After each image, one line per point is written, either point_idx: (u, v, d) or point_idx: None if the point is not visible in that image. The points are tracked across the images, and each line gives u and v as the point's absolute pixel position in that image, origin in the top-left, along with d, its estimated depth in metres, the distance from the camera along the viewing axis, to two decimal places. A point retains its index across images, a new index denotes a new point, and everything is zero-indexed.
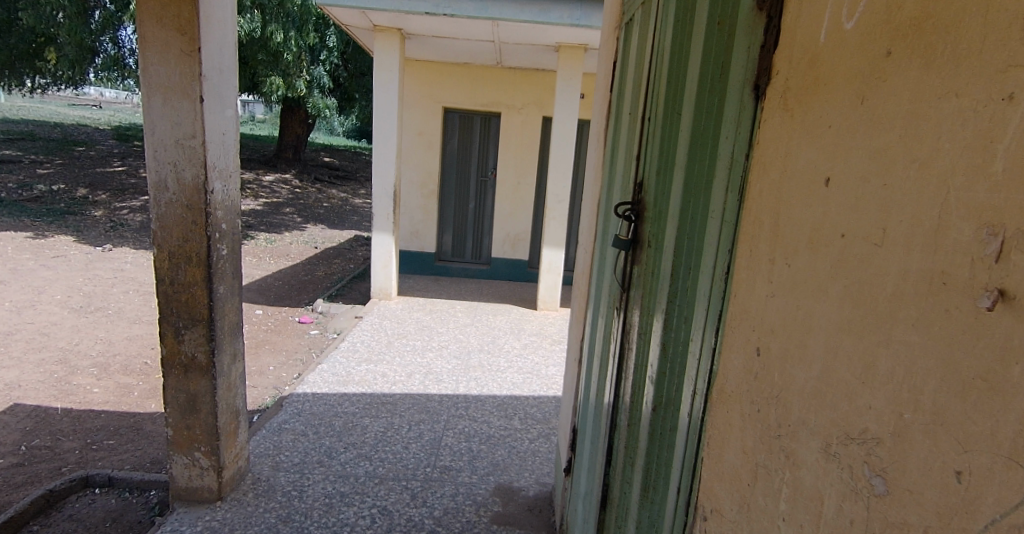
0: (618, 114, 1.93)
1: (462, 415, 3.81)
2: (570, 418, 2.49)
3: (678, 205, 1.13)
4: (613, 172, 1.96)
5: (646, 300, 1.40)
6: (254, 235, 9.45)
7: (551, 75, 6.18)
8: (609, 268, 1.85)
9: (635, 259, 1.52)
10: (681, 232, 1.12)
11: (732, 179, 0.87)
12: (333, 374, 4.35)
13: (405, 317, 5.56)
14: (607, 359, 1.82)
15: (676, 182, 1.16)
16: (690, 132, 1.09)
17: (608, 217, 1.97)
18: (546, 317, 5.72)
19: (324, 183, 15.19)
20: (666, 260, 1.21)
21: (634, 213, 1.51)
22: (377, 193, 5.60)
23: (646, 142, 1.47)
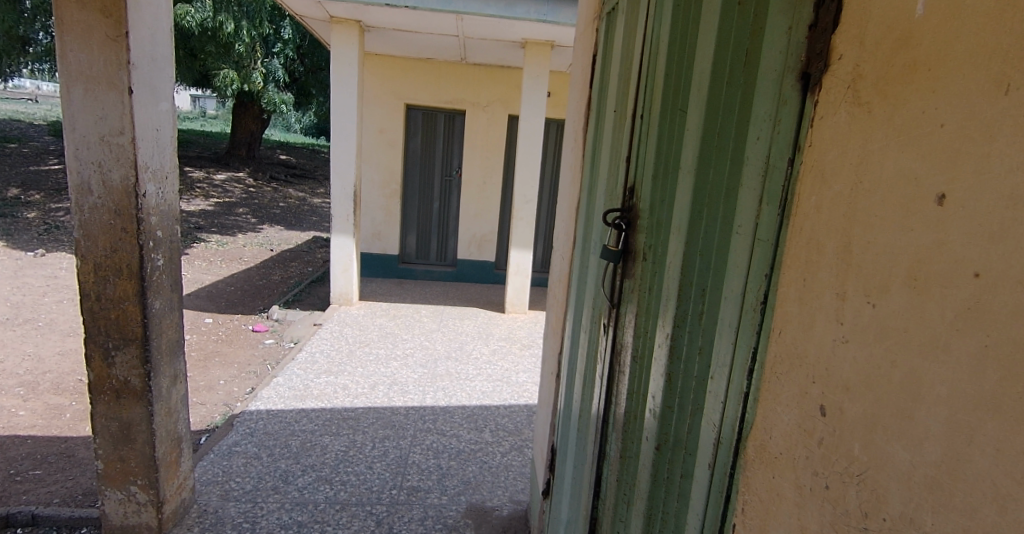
0: (601, 112, 1.77)
1: (430, 429, 3.59)
2: (547, 436, 2.32)
3: (685, 217, 0.98)
4: (595, 175, 1.81)
5: (642, 321, 1.24)
6: (204, 237, 8.96)
7: (517, 71, 6.01)
8: (593, 279, 1.69)
9: (627, 272, 1.37)
10: (690, 247, 0.96)
11: (768, 189, 0.72)
12: (290, 388, 4.07)
13: (367, 323, 5.30)
14: (593, 379, 1.67)
15: (682, 189, 1.01)
16: (700, 132, 0.94)
17: (589, 223, 1.82)
18: (515, 320, 5.55)
19: (281, 181, 14.63)
20: (669, 279, 1.06)
21: (625, 222, 1.36)
22: (336, 194, 5.32)
23: (639, 142, 1.32)
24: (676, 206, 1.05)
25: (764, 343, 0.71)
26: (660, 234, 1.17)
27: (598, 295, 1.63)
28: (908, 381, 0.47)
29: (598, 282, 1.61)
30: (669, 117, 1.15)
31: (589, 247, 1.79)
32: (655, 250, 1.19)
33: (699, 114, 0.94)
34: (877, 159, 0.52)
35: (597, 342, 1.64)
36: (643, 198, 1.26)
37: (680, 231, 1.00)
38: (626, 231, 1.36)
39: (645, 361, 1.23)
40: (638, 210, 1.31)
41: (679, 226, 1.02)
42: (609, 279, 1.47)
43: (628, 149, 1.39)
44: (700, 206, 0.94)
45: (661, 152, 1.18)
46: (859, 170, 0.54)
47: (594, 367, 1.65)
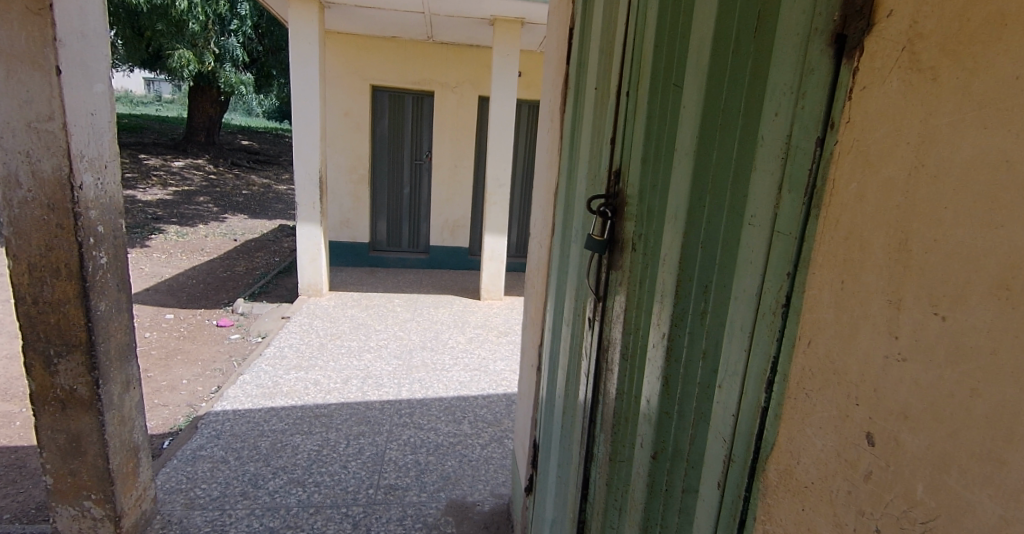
0: (579, 92, 1.67)
1: (406, 423, 3.47)
2: (529, 431, 2.23)
3: (684, 204, 0.89)
4: (574, 159, 1.70)
5: (632, 317, 1.15)
6: (164, 228, 8.58)
7: (485, 51, 5.83)
8: (575, 270, 1.59)
9: (613, 264, 1.27)
10: (692, 237, 0.88)
11: (789, 175, 0.63)
12: (258, 385, 3.87)
13: (337, 315, 5.12)
14: (575, 376, 1.58)
15: (678, 174, 0.92)
16: (701, 109, 0.85)
17: (569, 210, 1.72)
18: (491, 307, 5.44)
19: (244, 168, 14.13)
20: (664, 272, 0.96)
21: (612, 209, 1.26)
22: (301, 181, 5.09)
23: (624, 122, 1.22)
24: (672, 191, 0.95)
25: (785, 350, 0.62)
26: (654, 223, 1.08)
27: (580, 287, 1.54)
28: (1000, 412, 0.40)
29: (581, 274, 1.51)
30: (661, 95, 1.05)
31: (570, 236, 1.69)
32: (647, 240, 1.10)
33: (699, 90, 0.85)
34: (947, 136, 0.44)
35: (579, 337, 1.54)
36: (631, 183, 1.17)
37: (678, 220, 0.91)
38: (613, 219, 1.26)
39: (636, 360, 1.14)
40: (625, 196, 1.21)
41: (674, 214, 0.93)
42: (593, 271, 1.37)
43: (612, 130, 1.29)
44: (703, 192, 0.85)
45: (651, 132, 1.08)
46: (919, 152, 0.46)
47: (577, 363, 1.56)
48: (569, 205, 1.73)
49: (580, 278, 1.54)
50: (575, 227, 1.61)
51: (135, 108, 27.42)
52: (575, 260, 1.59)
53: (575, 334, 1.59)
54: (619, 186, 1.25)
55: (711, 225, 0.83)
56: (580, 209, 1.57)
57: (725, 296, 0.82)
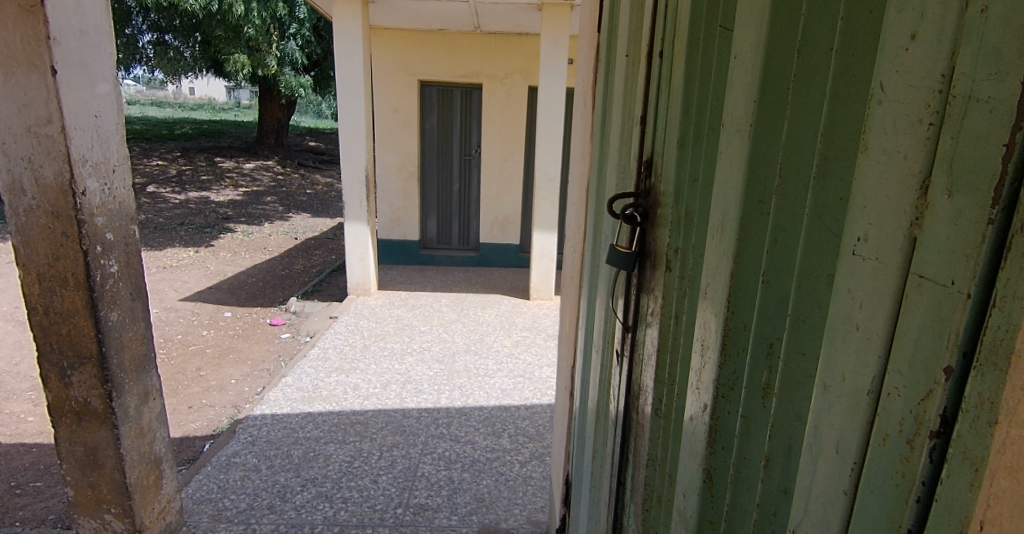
0: (611, 63, 1.35)
1: (442, 435, 3.13)
2: (563, 466, 1.92)
3: (736, 210, 0.64)
4: (606, 146, 1.38)
5: (665, 364, 0.85)
6: (232, 227, 8.80)
7: (535, 39, 5.49)
8: (604, 287, 1.29)
9: (643, 284, 0.96)
10: (750, 263, 0.63)
11: (956, 187, 0.40)
12: (298, 389, 3.60)
13: (383, 315, 4.77)
14: (605, 420, 1.27)
15: (725, 167, 0.67)
16: (759, 75, 0.61)
17: (600, 209, 1.42)
18: (540, 308, 5.12)
19: (310, 168, 14.45)
20: (707, 307, 0.70)
21: (641, 212, 0.95)
22: (348, 179, 4.86)
23: (653, 95, 0.91)
24: (715, 191, 0.70)
25: (966, 499, 0.40)
26: (693, 232, 0.77)
27: (608, 309, 1.24)
28: None
29: (607, 289, 1.26)
30: (703, 50, 0.74)
31: (600, 242, 1.39)
32: (683, 255, 0.80)
33: (762, 43, 0.60)
34: None
35: (608, 371, 1.25)
36: (662, 177, 0.88)
37: (727, 233, 0.65)
38: (644, 225, 0.95)
39: (669, 422, 0.84)
40: (658, 195, 0.89)
41: (719, 225, 0.68)
42: (620, 291, 1.07)
43: (642, 103, 0.97)
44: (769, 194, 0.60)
45: (687, 103, 0.77)
46: None
47: (606, 404, 1.26)
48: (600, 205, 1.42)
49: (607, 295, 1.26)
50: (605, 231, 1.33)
51: (215, 115, 28.79)
52: (603, 273, 1.32)
53: (604, 367, 1.29)
54: (651, 179, 0.93)
55: (779, 244, 0.58)
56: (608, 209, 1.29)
57: (802, 356, 0.57)
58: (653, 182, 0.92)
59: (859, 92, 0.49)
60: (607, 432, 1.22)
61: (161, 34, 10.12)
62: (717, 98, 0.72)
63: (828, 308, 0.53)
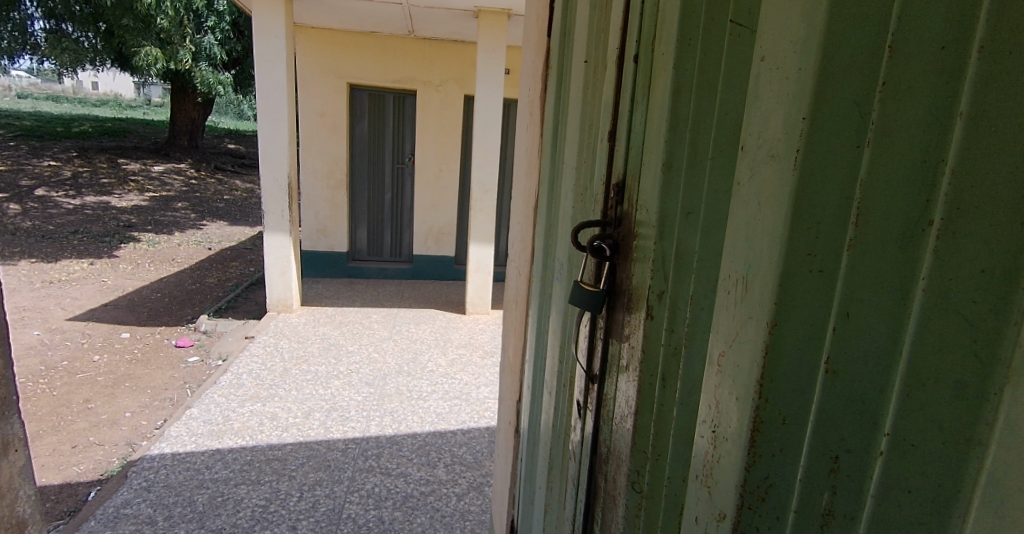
0: (563, 67, 1.20)
1: (372, 469, 2.86)
2: (507, 509, 1.74)
3: (775, 261, 0.51)
4: (558, 160, 1.23)
5: (647, 430, 0.72)
6: (136, 235, 7.99)
7: (472, 46, 5.32)
8: (559, 321, 1.16)
9: (613, 330, 0.82)
10: (792, 327, 0.51)
11: None
12: (206, 422, 3.22)
13: (307, 334, 4.39)
14: (560, 475, 1.12)
15: (754, 203, 0.54)
16: (799, 88, 0.48)
17: (551, 229, 1.27)
18: (476, 323, 4.90)
19: (227, 172, 13.51)
20: (725, 376, 0.57)
21: (611, 245, 0.80)
22: (268, 185, 4.46)
23: (627, 106, 0.77)
24: (734, 230, 0.57)
25: None
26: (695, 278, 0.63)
27: (564, 346, 1.11)
28: None
29: (563, 325, 1.12)
30: (708, 51, 0.61)
31: (552, 268, 1.25)
32: (677, 305, 0.65)
33: (808, 46, 0.47)
34: None
35: (564, 418, 1.10)
36: (639, 205, 0.74)
37: (760, 289, 0.52)
38: (615, 260, 0.81)
39: (654, 504, 0.71)
40: (636, 227, 0.74)
41: (744, 277, 0.55)
42: (582, 334, 0.91)
43: (612, 114, 0.82)
44: (826, 242, 0.48)
45: (684, 118, 0.63)
46: None
47: (561, 457, 1.11)
48: (552, 227, 1.27)
49: (564, 329, 1.12)
50: (559, 258, 1.19)
51: (121, 112, 26.55)
52: (557, 305, 1.17)
53: (558, 412, 1.15)
54: (625, 204, 0.78)
55: (856, 321, 0.47)
56: (564, 234, 1.15)
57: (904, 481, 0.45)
58: (626, 208, 0.78)
59: (1008, 127, 0.38)
60: (563, 486, 1.09)
61: (55, 22, 9.10)
62: (732, 112, 0.59)
63: (948, 397, 0.42)
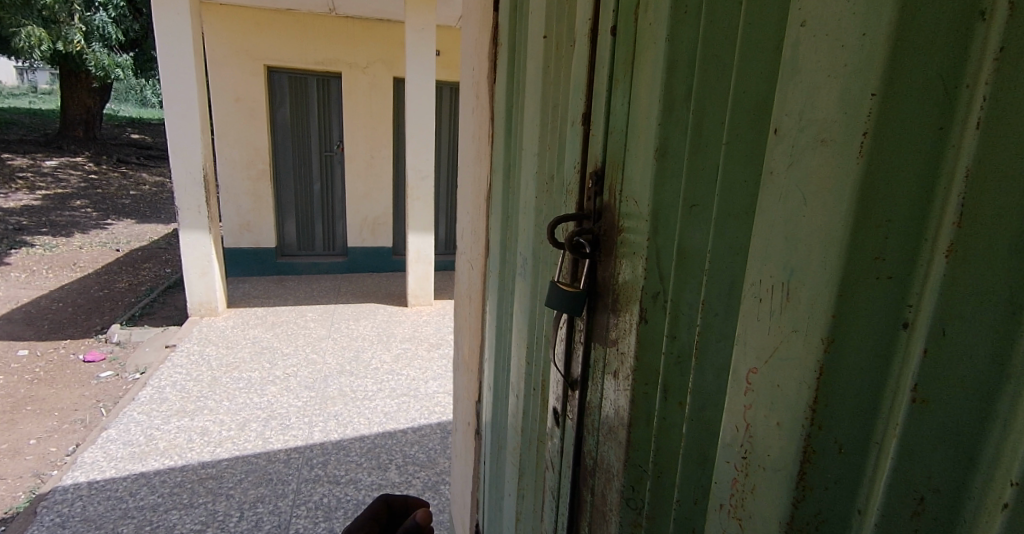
0: (514, 50, 1.12)
1: (319, 478, 2.70)
2: (470, 515, 1.66)
3: (832, 268, 0.43)
4: (515, 149, 1.15)
5: (643, 443, 0.66)
6: (29, 238, 7.18)
7: (399, 27, 5.07)
8: (523, 320, 1.08)
9: (595, 334, 0.76)
10: (851, 344, 0.43)
11: None
12: (127, 444, 2.93)
13: (236, 338, 4.10)
14: (534, 489, 1.05)
15: (793, 198, 0.47)
16: (860, 61, 0.40)
17: (510, 223, 1.18)
18: (419, 315, 4.75)
19: (133, 165, 12.42)
20: (759, 396, 0.50)
21: (591, 240, 0.74)
22: (180, 179, 4.10)
23: (607, 91, 0.72)
24: (767, 231, 0.49)
25: None
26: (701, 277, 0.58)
27: (531, 349, 1.04)
28: None
29: (529, 329, 1.04)
30: (709, 28, 0.56)
31: (512, 264, 1.17)
32: (678, 307, 0.60)
33: (875, 7, 0.39)
34: None
35: (537, 426, 1.03)
36: (624, 198, 0.68)
37: (813, 301, 0.45)
38: (595, 256, 0.74)
39: (657, 527, 0.65)
40: (620, 220, 0.69)
41: (785, 285, 0.47)
42: (559, 337, 0.85)
43: (586, 99, 0.76)
44: (899, 246, 0.40)
45: (682, 102, 0.59)
46: None
47: (533, 467, 1.05)
48: (509, 221, 1.19)
49: (529, 330, 1.05)
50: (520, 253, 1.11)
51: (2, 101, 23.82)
52: (519, 304, 1.10)
53: (529, 421, 1.07)
54: (605, 195, 0.73)
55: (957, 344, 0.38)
56: (524, 228, 1.06)
57: None
58: (608, 200, 0.72)
59: None
60: (538, 499, 1.02)
61: None
62: (754, 94, 0.52)
63: None
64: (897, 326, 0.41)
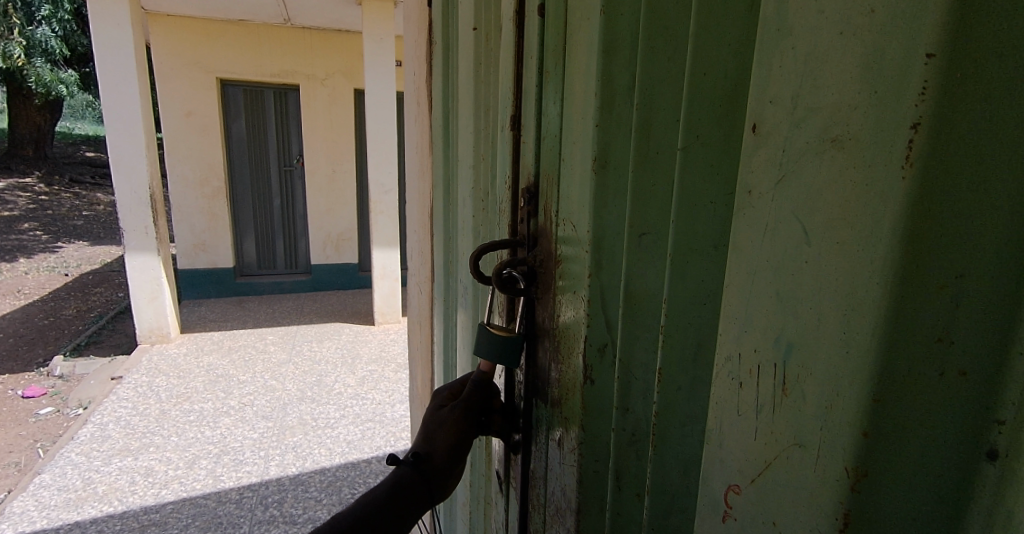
0: (446, 56, 1.00)
1: (273, 519, 2.48)
2: None
3: (868, 356, 0.32)
4: (452, 163, 1.00)
5: (600, 485, 0.63)
6: None
7: (356, 36, 4.90)
8: (466, 359, 0.97)
9: (540, 365, 0.73)
10: (894, 450, 0.33)
11: None
12: (61, 490, 2.68)
13: (188, 366, 3.85)
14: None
15: (789, 251, 0.37)
16: (885, 76, 0.30)
17: (451, 245, 1.04)
18: (386, 334, 4.55)
19: (87, 185, 11.89)
20: (761, 500, 0.41)
21: (525, 273, 0.71)
22: (123, 200, 3.85)
23: (543, 110, 0.67)
24: (764, 289, 0.40)
25: None
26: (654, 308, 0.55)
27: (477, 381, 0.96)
28: None
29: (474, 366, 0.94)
30: (654, 19, 0.50)
31: (455, 294, 1.03)
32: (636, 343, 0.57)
33: None
34: None
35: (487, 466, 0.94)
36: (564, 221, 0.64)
37: (837, 394, 0.34)
38: (531, 291, 0.71)
39: None
40: (558, 247, 0.66)
41: (785, 364, 0.39)
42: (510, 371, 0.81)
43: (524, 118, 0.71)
44: (959, 314, 0.29)
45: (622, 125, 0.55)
46: None
47: (485, 515, 0.95)
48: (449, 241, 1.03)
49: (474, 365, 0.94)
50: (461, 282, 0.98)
51: None
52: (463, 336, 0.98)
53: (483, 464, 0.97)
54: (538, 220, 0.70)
55: None
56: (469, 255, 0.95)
57: None
58: (541, 224, 0.70)
59: None
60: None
61: None
62: (704, 112, 0.46)
63: None
64: (970, 432, 0.31)
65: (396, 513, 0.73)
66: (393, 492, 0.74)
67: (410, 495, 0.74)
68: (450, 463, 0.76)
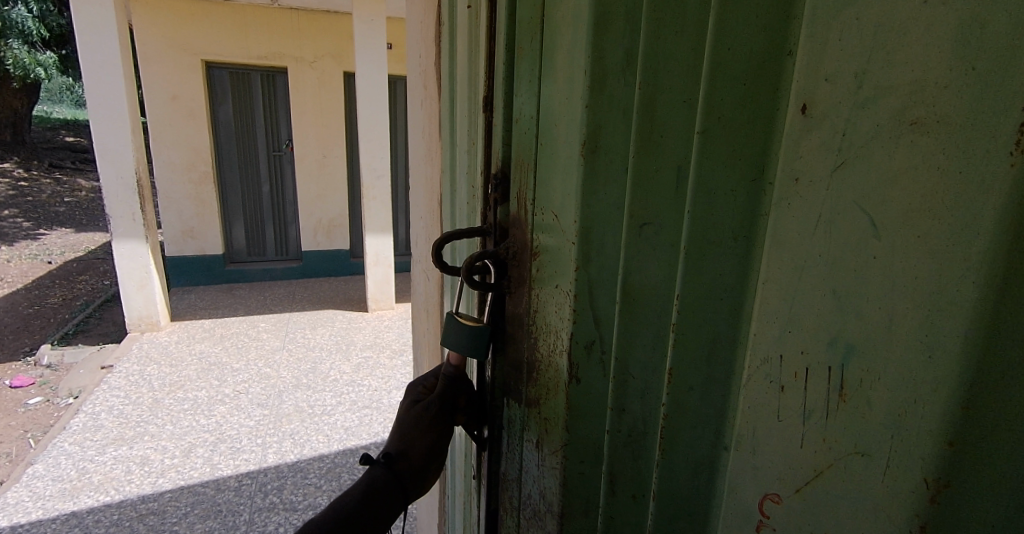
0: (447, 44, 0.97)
1: (274, 506, 2.48)
2: None
3: (949, 358, 0.33)
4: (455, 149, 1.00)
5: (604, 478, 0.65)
6: None
7: (345, 17, 4.81)
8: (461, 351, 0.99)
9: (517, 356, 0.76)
10: (974, 458, 0.33)
11: None
12: (56, 480, 2.65)
13: (180, 354, 3.81)
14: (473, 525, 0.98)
15: (850, 250, 0.38)
16: (978, 70, 0.30)
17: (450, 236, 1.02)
18: (380, 320, 4.53)
19: (67, 171, 11.61)
20: (817, 505, 0.42)
21: (498, 264, 0.74)
22: (109, 185, 3.77)
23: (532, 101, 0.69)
24: (819, 289, 0.40)
25: None
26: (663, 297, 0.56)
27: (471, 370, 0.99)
28: None
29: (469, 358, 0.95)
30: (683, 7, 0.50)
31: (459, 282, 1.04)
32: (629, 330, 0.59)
33: None
34: None
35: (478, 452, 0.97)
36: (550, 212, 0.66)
37: (913, 402, 0.35)
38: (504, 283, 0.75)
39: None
40: (534, 236, 0.69)
41: (844, 368, 0.39)
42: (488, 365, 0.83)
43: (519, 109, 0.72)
44: None
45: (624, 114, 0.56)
46: None
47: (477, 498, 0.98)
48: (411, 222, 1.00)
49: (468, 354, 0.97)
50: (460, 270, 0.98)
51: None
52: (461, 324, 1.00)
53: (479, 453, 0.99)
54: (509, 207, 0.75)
55: None
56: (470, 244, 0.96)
57: None
58: (514, 212, 0.74)
59: None
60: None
61: None
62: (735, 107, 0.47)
63: None
64: None
65: (369, 516, 0.75)
66: (364, 497, 0.76)
67: (382, 496, 0.77)
68: (418, 464, 0.78)
